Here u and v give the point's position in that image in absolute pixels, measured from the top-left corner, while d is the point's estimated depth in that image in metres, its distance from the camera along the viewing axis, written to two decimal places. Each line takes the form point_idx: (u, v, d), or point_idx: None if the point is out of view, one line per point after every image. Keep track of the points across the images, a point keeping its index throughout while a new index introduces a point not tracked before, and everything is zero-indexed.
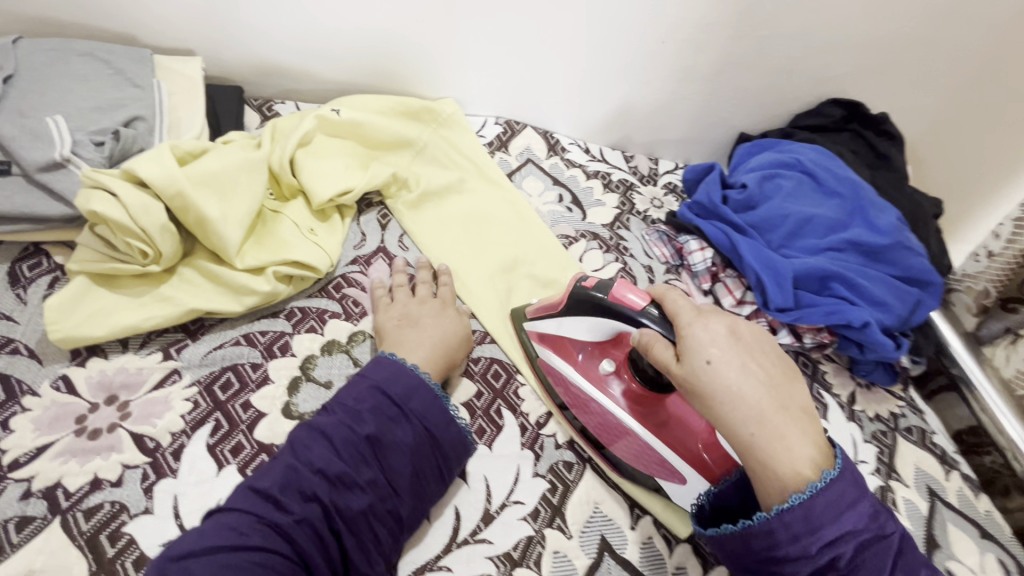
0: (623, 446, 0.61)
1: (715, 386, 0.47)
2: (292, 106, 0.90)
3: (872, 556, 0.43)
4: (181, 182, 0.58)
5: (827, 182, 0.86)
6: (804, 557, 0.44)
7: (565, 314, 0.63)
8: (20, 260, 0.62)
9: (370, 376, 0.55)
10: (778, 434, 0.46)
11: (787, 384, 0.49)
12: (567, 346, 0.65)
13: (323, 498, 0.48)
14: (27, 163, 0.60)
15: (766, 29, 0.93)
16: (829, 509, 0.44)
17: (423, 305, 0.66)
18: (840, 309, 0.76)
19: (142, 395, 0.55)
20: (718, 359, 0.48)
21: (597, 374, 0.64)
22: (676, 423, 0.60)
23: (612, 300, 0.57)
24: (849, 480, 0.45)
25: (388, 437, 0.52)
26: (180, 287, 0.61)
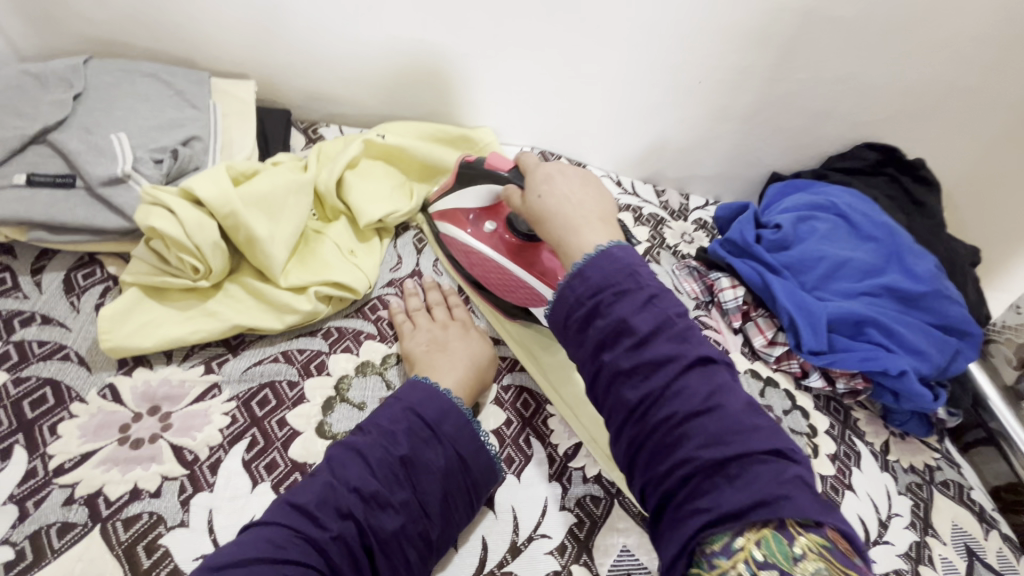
0: (508, 289, 0.71)
1: (541, 209, 0.56)
2: (336, 129, 0.93)
3: (626, 300, 0.46)
4: (235, 202, 0.61)
5: (863, 226, 0.86)
6: (576, 302, 0.48)
7: (455, 188, 0.73)
8: (76, 269, 0.64)
9: (405, 397, 0.55)
10: (574, 229, 0.53)
11: (596, 203, 0.56)
12: (458, 216, 0.74)
13: (359, 517, 0.47)
14: (91, 177, 0.63)
15: (804, 73, 0.94)
16: (597, 269, 0.48)
17: (446, 329, 0.66)
18: (875, 355, 0.75)
19: (183, 407, 0.56)
20: (546, 192, 0.57)
21: (482, 234, 0.73)
22: (548, 267, 0.69)
23: (489, 168, 0.67)
24: (622, 251, 0.49)
25: (422, 458, 0.52)
26: (225, 302, 0.62)
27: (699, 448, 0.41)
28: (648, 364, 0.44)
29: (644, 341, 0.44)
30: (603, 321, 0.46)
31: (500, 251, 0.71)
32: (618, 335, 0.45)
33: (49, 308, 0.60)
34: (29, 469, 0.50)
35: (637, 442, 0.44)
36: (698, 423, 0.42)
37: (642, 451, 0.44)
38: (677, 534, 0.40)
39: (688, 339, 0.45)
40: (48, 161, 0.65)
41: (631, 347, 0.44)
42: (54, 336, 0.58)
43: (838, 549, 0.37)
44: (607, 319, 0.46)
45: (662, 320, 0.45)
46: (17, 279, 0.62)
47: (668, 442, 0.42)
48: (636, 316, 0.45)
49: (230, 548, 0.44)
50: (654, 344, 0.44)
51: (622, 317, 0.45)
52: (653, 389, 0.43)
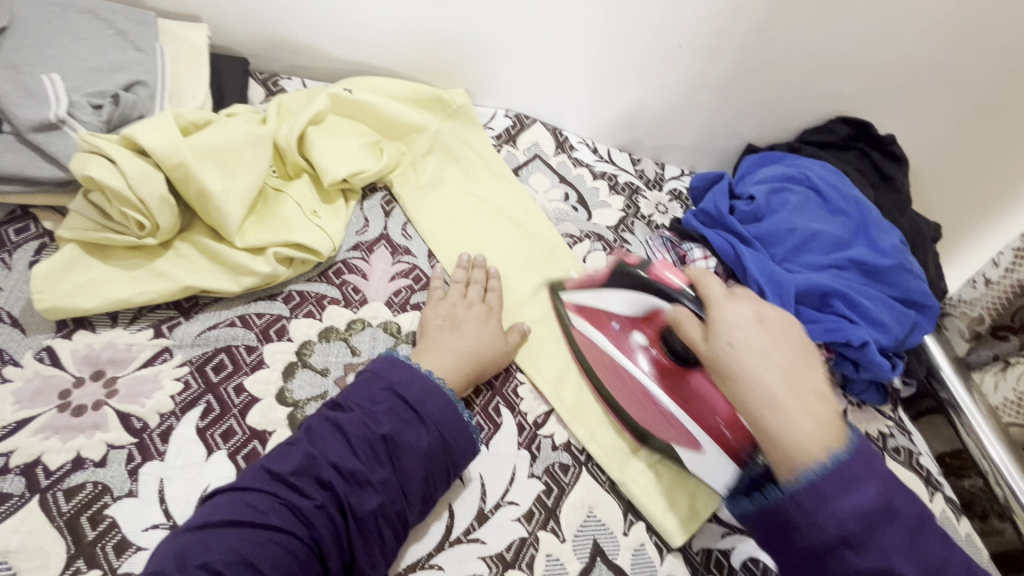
0: (645, 412, 0.66)
1: (731, 361, 0.50)
2: (299, 82, 0.87)
3: (880, 532, 0.43)
4: (183, 152, 0.56)
5: (833, 199, 0.87)
6: (816, 528, 0.44)
7: (606, 287, 0.69)
8: (7, 223, 0.58)
9: (385, 376, 0.55)
10: (780, 408, 0.47)
11: (801, 366, 0.50)
12: (603, 317, 0.70)
13: (338, 490, 0.48)
14: (19, 121, 0.56)
15: (783, 41, 0.92)
16: (837, 485, 0.44)
17: (470, 308, 0.66)
18: (839, 326, 0.76)
19: (131, 372, 0.53)
20: (740, 341, 0.50)
21: (629, 346, 0.69)
22: (698, 398, 0.65)
23: (652, 276, 0.65)
24: (861, 458, 0.45)
25: (406, 438, 0.51)
26: (176, 262, 0.58)
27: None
28: None
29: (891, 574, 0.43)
30: (859, 558, 0.43)
31: (650, 373, 0.67)
32: None
33: None
34: None
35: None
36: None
37: None
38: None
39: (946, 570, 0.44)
40: None
41: None
42: None
43: None
44: (865, 557, 0.43)
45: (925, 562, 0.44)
46: None
47: None
48: (900, 558, 0.43)
49: (208, 507, 0.46)
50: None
51: (883, 558, 0.43)
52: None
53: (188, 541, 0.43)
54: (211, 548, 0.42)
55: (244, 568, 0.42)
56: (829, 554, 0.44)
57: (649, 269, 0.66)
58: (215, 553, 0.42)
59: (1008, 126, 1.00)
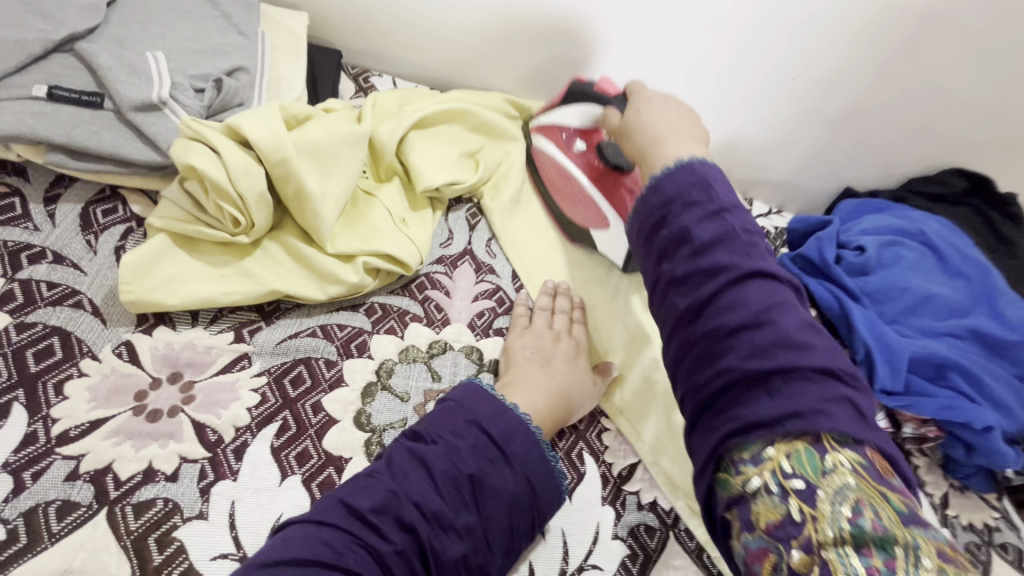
0: (576, 204, 0.70)
1: (634, 122, 0.53)
2: (388, 81, 0.85)
3: (692, 211, 0.42)
4: (287, 147, 0.52)
5: (953, 260, 0.79)
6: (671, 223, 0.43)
7: (558, 105, 0.69)
8: (96, 203, 0.56)
9: (469, 407, 0.48)
10: (658, 140, 0.49)
11: (692, 125, 0.51)
12: (554, 131, 0.70)
13: (421, 535, 0.41)
14: (122, 100, 0.54)
15: (909, 82, 0.85)
16: (674, 174, 0.44)
17: (559, 343, 0.61)
18: (958, 405, 0.68)
19: (209, 378, 0.49)
20: (645, 107, 0.54)
21: (570, 151, 0.69)
22: (621, 200, 0.66)
23: (599, 90, 0.65)
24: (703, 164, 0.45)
25: (492, 478, 0.44)
26: (262, 263, 0.54)
27: (742, 360, 0.36)
28: (705, 269, 0.40)
29: (702, 249, 0.41)
30: (669, 229, 0.43)
31: (583, 174, 0.68)
32: (677, 243, 0.42)
33: (62, 245, 0.52)
34: (28, 434, 0.43)
35: (690, 348, 0.39)
36: (750, 342, 0.37)
37: (684, 361, 0.39)
38: (710, 435, 0.37)
39: (760, 261, 0.40)
40: (74, 74, 0.56)
41: (690, 253, 0.41)
42: (67, 279, 0.50)
43: (876, 468, 0.33)
44: (673, 227, 0.42)
45: (726, 231, 0.41)
46: (28, 207, 0.54)
47: (712, 352, 0.37)
48: (700, 225, 0.41)
49: (277, 542, 0.39)
50: (712, 253, 0.40)
51: (687, 223, 0.42)
52: (704, 300, 0.39)
53: None
54: None
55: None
56: (670, 252, 0.42)
57: (596, 82, 0.66)
58: None
59: None
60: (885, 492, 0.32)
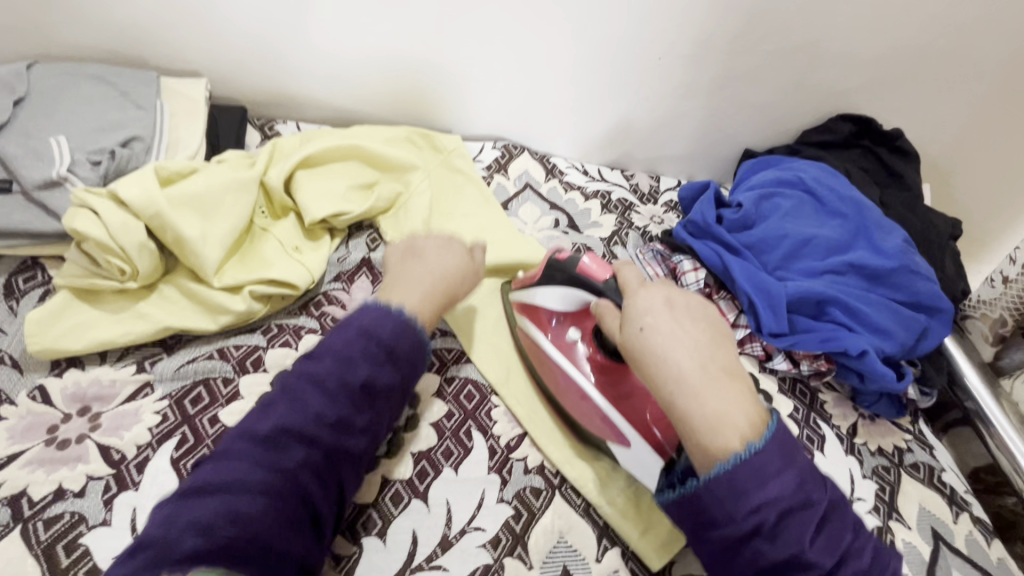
0: (584, 411, 0.64)
1: (643, 346, 0.52)
2: (293, 126, 0.93)
3: (793, 522, 0.44)
4: (159, 203, 0.60)
5: (829, 202, 0.83)
6: (773, 539, 0.45)
7: (540, 282, 0.68)
8: (18, 273, 0.64)
9: (360, 320, 0.55)
10: (693, 390, 0.49)
11: (712, 347, 0.51)
12: (540, 314, 0.69)
13: (324, 442, 0.49)
14: (26, 182, 0.63)
15: (769, 43, 0.90)
16: (754, 480, 0.45)
17: (430, 239, 0.67)
18: (836, 334, 0.72)
19: (114, 407, 0.56)
20: (649, 326, 0.52)
21: (564, 343, 0.67)
22: (632, 398, 0.62)
23: (582, 273, 0.63)
24: (778, 446, 0.46)
25: (381, 380, 0.53)
26: (159, 304, 0.62)
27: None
28: None
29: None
30: (771, 548, 0.44)
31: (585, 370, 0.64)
32: (789, 567, 0.44)
33: None
34: None
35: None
36: None
37: None
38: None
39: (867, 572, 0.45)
40: None
41: None
42: None
43: None
44: (777, 546, 0.44)
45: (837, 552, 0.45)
46: None
47: None
48: (812, 547, 0.44)
49: (196, 478, 0.46)
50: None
51: (796, 548, 0.44)
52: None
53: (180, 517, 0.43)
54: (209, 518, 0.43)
55: (230, 521, 0.43)
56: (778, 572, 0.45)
57: (578, 266, 0.63)
58: (216, 523, 0.43)
59: (1016, 110, 0.96)
60: None
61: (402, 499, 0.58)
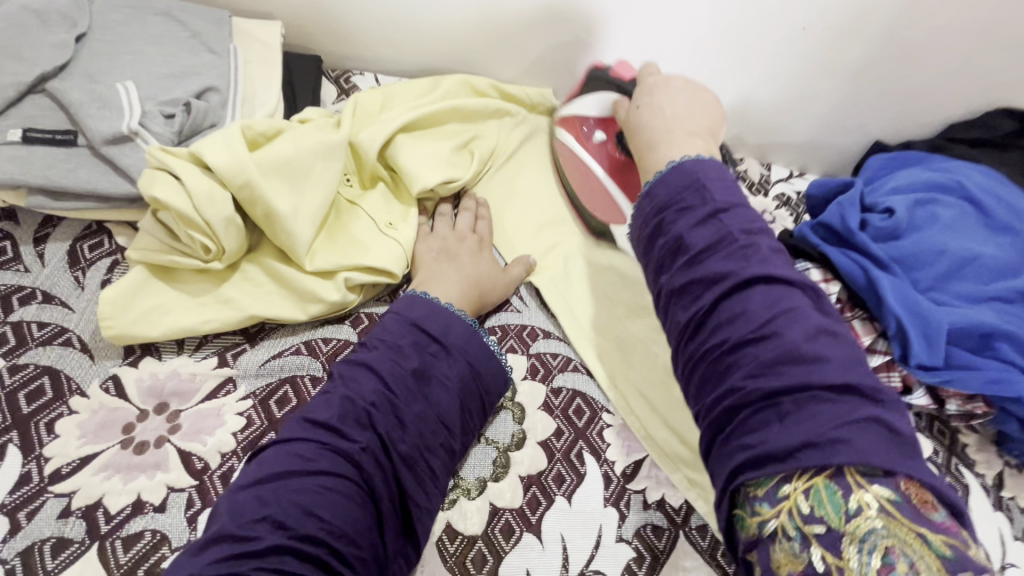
0: (592, 197, 0.70)
1: (633, 118, 0.55)
2: (370, 77, 0.83)
3: (679, 216, 0.43)
4: (249, 170, 0.52)
5: (995, 215, 0.72)
6: (665, 234, 0.43)
7: (580, 93, 0.71)
8: (81, 239, 0.57)
9: (406, 312, 0.53)
10: (660, 138, 0.51)
11: (705, 118, 0.52)
12: (575, 122, 0.72)
13: (381, 428, 0.45)
14: (93, 134, 0.55)
15: (937, 19, 0.76)
16: (673, 176, 0.45)
17: (462, 241, 0.64)
18: (1005, 377, 0.62)
19: (194, 406, 0.49)
20: (645, 104, 0.55)
21: (590, 143, 0.70)
22: (641, 190, 0.67)
23: (613, 75, 0.67)
24: (694, 165, 0.45)
25: (436, 370, 0.50)
26: (242, 287, 0.54)
27: (746, 377, 0.36)
28: (703, 280, 0.40)
29: (699, 258, 0.41)
30: (661, 245, 0.43)
31: (603, 165, 0.69)
32: (672, 255, 0.42)
33: (51, 284, 0.53)
34: (23, 474, 0.44)
35: (694, 360, 0.40)
36: (751, 351, 0.37)
37: (692, 382, 0.40)
38: (722, 464, 0.37)
39: (751, 256, 0.40)
40: (48, 114, 0.57)
41: (687, 263, 0.41)
42: (55, 318, 0.51)
43: (909, 503, 0.32)
44: (663, 242, 0.43)
45: (721, 236, 0.41)
46: (18, 249, 0.55)
47: (719, 369, 0.38)
48: (692, 233, 0.42)
49: (255, 466, 0.43)
50: (709, 260, 0.40)
51: (678, 236, 0.42)
52: (702, 311, 0.39)
53: (238, 499, 0.40)
54: (268, 502, 0.40)
55: (307, 518, 0.39)
56: (665, 263, 0.43)
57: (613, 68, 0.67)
58: (275, 508, 0.39)
59: None
60: (920, 531, 0.31)
61: (513, 532, 0.51)
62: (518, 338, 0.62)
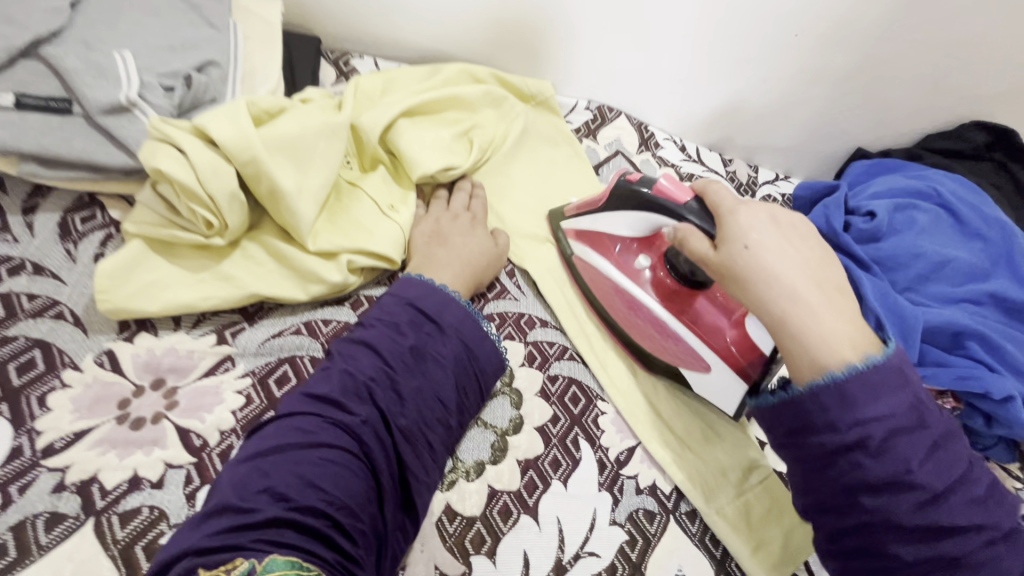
0: (647, 336, 0.61)
1: (750, 265, 0.44)
2: (370, 61, 0.83)
3: (902, 440, 0.39)
4: (256, 146, 0.51)
5: (969, 222, 0.75)
6: (854, 430, 0.39)
7: (604, 210, 0.62)
8: (73, 210, 0.55)
9: (401, 292, 0.53)
10: (811, 308, 0.42)
11: (825, 263, 0.45)
12: (603, 241, 0.65)
13: (381, 402, 0.46)
14: (89, 103, 0.53)
15: (921, 32, 0.79)
16: (864, 389, 0.39)
17: (455, 220, 0.64)
18: (975, 373, 0.65)
19: (192, 383, 0.49)
20: (756, 244, 0.44)
21: (632, 269, 0.64)
22: (706, 321, 0.59)
23: (656, 192, 0.54)
24: (891, 371, 0.40)
25: (432, 350, 0.50)
26: (243, 265, 0.54)
27: (911, 546, 0.39)
28: (902, 489, 0.39)
29: (923, 484, 0.39)
30: (875, 462, 0.39)
31: (653, 295, 0.61)
32: (892, 485, 0.39)
33: (41, 255, 0.52)
34: (14, 447, 0.43)
35: (843, 529, 0.42)
36: (949, 547, 0.39)
37: (849, 555, 0.42)
38: None
39: (944, 465, 0.40)
40: (40, 80, 0.55)
41: (886, 482, 0.39)
42: (46, 290, 0.50)
43: None
44: (882, 461, 0.39)
45: (924, 447, 0.39)
46: (5, 218, 0.53)
47: (882, 550, 0.40)
48: (922, 468, 0.39)
49: (253, 439, 0.42)
50: (914, 477, 0.39)
51: (904, 465, 0.39)
52: (929, 523, 0.39)
53: (239, 471, 0.39)
54: (270, 473, 0.39)
55: (309, 489, 0.39)
56: (842, 459, 0.40)
57: (653, 185, 0.55)
58: (277, 479, 0.39)
59: None
60: None
61: (510, 514, 0.51)
62: (515, 326, 0.63)
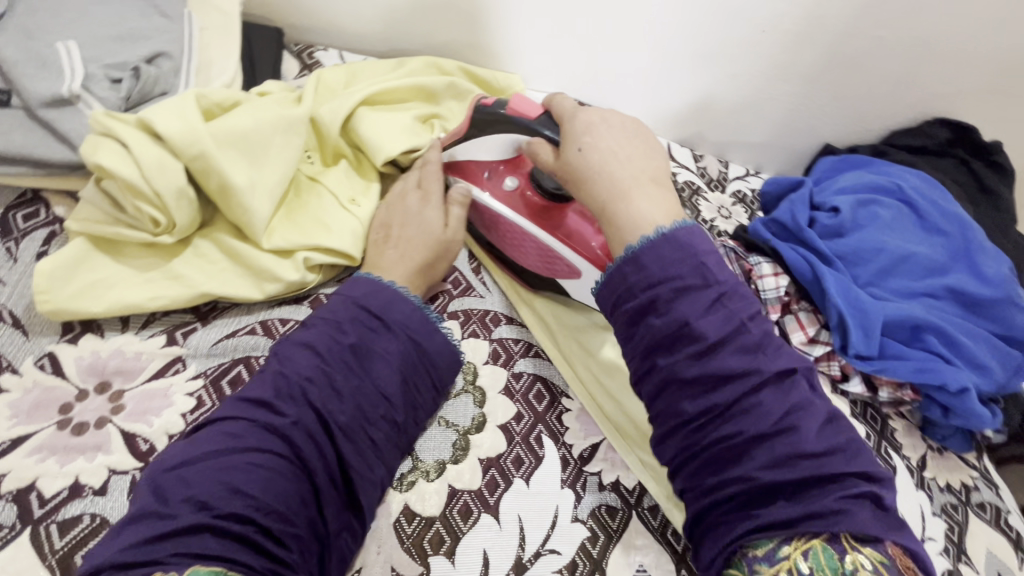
0: (523, 251, 0.62)
1: (580, 165, 0.51)
2: (335, 53, 0.81)
3: (690, 298, 0.43)
4: (204, 141, 0.49)
5: (930, 217, 0.76)
6: (648, 292, 0.44)
7: (468, 138, 0.63)
8: (14, 207, 0.53)
9: (345, 291, 0.52)
10: (621, 193, 0.49)
11: (644, 156, 0.52)
12: (471, 169, 0.65)
13: (316, 402, 0.45)
14: (30, 96, 0.51)
15: (886, 28, 0.79)
16: (655, 257, 0.45)
17: (404, 200, 0.61)
18: (932, 366, 0.66)
19: (140, 385, 0.47)
20: (587, 146, 0.52)
21: (502, 192, 0.63)
22: (575, 230, 0.61)
23: (512, 111, 0.58)
24: (679, 234, 0.46)
25: (373, 345, 0.49)
26: (194, 263, 0.52)
27: (759, 467, 0.40)
28: (713, 375, 0.42)
29: (712, 348, 0.42)
30: (661, 320, 0.44)
31: (521, 212, 0.62)
32: (680, 342, 0.43)
33: None
34: None
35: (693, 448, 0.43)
36: (763, 445, 0.40)
37: (693, 465, 0.43)
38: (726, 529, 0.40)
39: (761, 350, 0.43)
40: None
41: (694, 354, 0.42)
42: None
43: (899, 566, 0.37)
44: (666, 318, 0.44)
45: (730, 324, 0.43)
46: None
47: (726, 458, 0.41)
48: (702, 320, 0.43)
49: (185, 445, 0.42)
50: (719, 354, 0.42)
51: (685, 316, 0.43)
52: (716, 403, 0.42)
53: (164, 481, 0.39)
54: (192, 482, 0.39)
55: (233, 496, 0.38)
56: (641, 326, 0.45)
57: (509, 105, 0.59)
58: (199, 487, 0.38)
59: None
60: None
61: (470, 513, 0.51)
62: (480, 323, 0.62)
